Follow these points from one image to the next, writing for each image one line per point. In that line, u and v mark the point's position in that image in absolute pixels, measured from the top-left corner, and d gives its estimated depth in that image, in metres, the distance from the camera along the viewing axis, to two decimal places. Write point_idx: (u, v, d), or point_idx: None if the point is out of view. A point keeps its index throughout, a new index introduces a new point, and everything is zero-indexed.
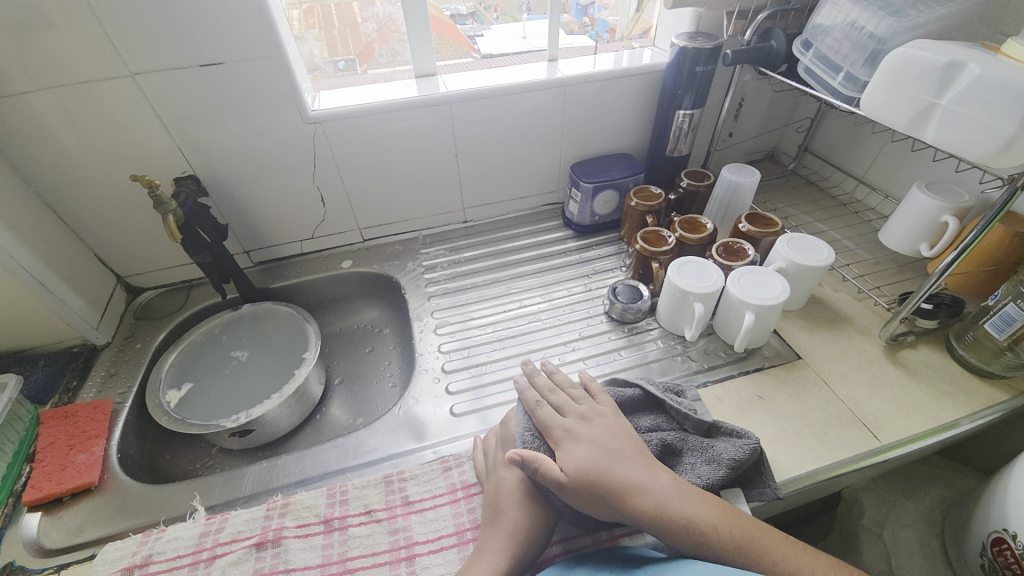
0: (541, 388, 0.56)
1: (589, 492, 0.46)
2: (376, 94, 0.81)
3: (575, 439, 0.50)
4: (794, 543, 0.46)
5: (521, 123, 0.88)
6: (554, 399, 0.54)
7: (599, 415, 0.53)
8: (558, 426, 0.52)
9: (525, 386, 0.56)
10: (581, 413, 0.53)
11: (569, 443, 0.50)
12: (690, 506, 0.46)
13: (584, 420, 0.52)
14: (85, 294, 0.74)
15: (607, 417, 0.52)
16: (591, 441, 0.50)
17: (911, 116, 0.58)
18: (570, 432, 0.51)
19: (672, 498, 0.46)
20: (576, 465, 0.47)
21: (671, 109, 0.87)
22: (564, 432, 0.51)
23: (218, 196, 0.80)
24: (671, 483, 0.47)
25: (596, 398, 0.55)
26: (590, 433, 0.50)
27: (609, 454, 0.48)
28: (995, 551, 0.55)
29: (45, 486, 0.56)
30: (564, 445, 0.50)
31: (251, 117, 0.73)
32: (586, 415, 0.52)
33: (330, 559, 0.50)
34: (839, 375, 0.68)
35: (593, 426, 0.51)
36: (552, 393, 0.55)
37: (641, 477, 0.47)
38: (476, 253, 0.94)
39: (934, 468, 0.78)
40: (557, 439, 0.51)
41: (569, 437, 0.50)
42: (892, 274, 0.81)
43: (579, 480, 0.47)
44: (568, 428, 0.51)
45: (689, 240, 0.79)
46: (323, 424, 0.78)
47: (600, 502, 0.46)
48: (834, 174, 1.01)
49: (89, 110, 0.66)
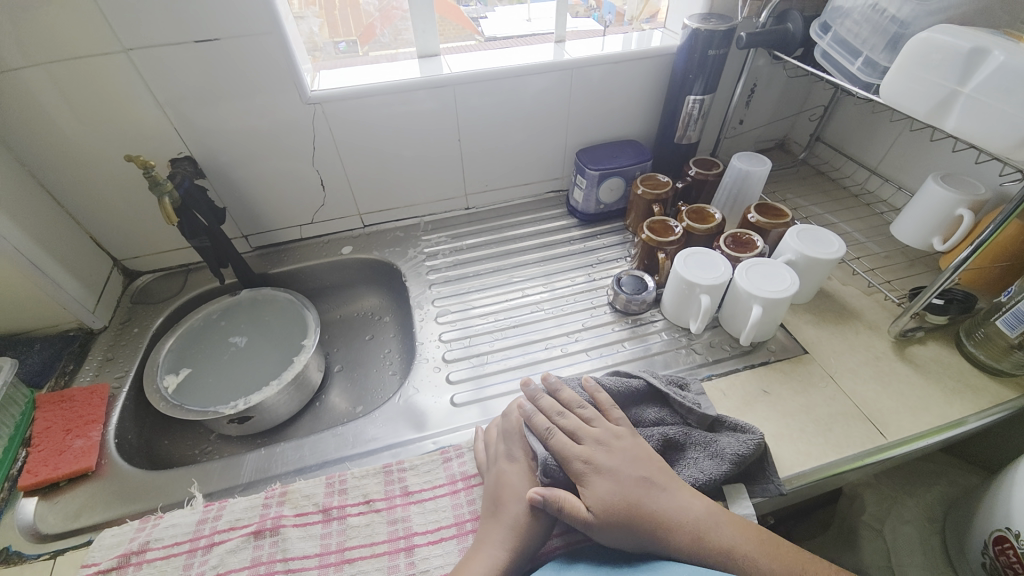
0: (549, 412, 0.53)
1: (620, 527, 0.45)
2: (377, 75, 0.78)
3: (596, 471, 0.48)
4: (836, 571, 0.44)
5: (527, 106, 0.85)
6: (565, 423, 0.52)
7: (617, 438, 0.50)
8: (578, 458, 0.49)
9: (530, 412, 0.53)
10: (598, 438, 0.50)
11: (593, 478, 0.48)
12: (728, 536, 0.44)
13: (601, 445, 0.50)
14: (81, 277, 0.73)
15: (627, 441, 0.50)
16: (614, 471, 0.48)
17: (931, 105, 0.56)
18: (591, 463, 0.48)
19: (708, 528, 0.45)
20: (603, 502, 0.46)
21: (681, 95, 0.84)
22: (584, 464, 0.48)
23: (215, 178, 0.78)
24: (707, 512, 0.46)
25: (607, 412, 0.53)
26: (611, 462, 0.48)
27: (636, 483, 0.47)
28: (997, 549, 0.55)
29: (42, 470, 0.56)
30: (587, 479, 0.48)
31: (249, 97, 0.71)
32: (602, 438, 0.50)
33: (328, 548, 0.50)
34: (846, 371, 0.67)
35: (613, 453, 0.49)
36: (562, 416, 0.52)
37: (674, 507, 0.46)
38: (478, 241, 0.92)
39: (937, 465, 0.78)
40: (579, 474, 0.48)
41: (592, 471, 0.48)
42: (902, 268, 0.80)
43: (607, 518, 0.45)
44: (588, 460, 0.49)
45: (697, 230, 0.77)
46: (322, 411, 0.77)
47: (633, 536, 0.45)
48: (847, 165, 0.98)
49: (83, 89, 0.64)
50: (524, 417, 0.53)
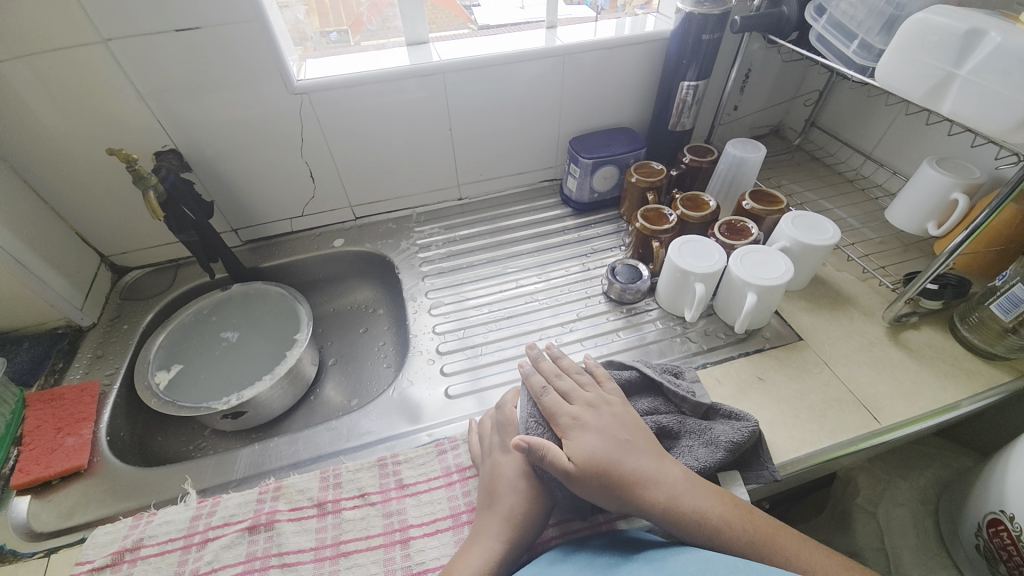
0: (547, 373, 0.54)
1: (598, 483, 0.45)
2: (365, 64, 0.77)
3: (583, 427, 0.49)
4: (804, 540, 0.45)
5: (519, 95, 0.84)
6: (560, 386, 0.52)
7: (608, 403, 0.51)
8: (566, 414, 0.50)
9: (529, 371, 0.54)
10: (589, 401, 0.51)
11: (577, 432, 0.48)
12: (702, 499, 0.45)
13: (592, 408, 0.51)
14: (68, 274, 0.72)
15: (616, 406, 0.51)
16: (601, 429, 0.48)
17: (928, 88, 0.55)
18: (577, 420, 0.49)
19: (684, 491, 0.45)
20: (585, 454, 0.46)
21: (674, 81, 0.83)
22: (571, 420, 0.49)
23: (202, 171, 0.76)
24: (682, 475, 0.46)
25: (603, 384, 0.54)
26: (597, 421, 0.49)
27: (619, 444, 0.47)
28: (991, 531, 0.56)
29: (34, 469, 0.55)
30: (571, 433, 0.48)
31: (234, 89, 0.70)
32: (594, 402, 0.51)
33: (324, 542, 0.50)
34: (840, 357, 0.67)
35: (602, 415, 0.50)
36: (560, 379, 0.53)
37: (652, 468, 0.46)
38: (472, 232, 0.91)
39: (930, 448, 0.78)
40: (564, 427, 0.49)
41: (578, 426, 0.49)
42: (897, 254, 0.80)
43: (587, 471, 0.46)
44: (576, 416, 0.50)
45: (691, 218, 0.76)
46: (317, 405, 0.77)
47: (609, 493, 0.45)
48: (841, 150, 0.98)
49: (64, 81, 0.62)
50: (523, 376, 0.54)
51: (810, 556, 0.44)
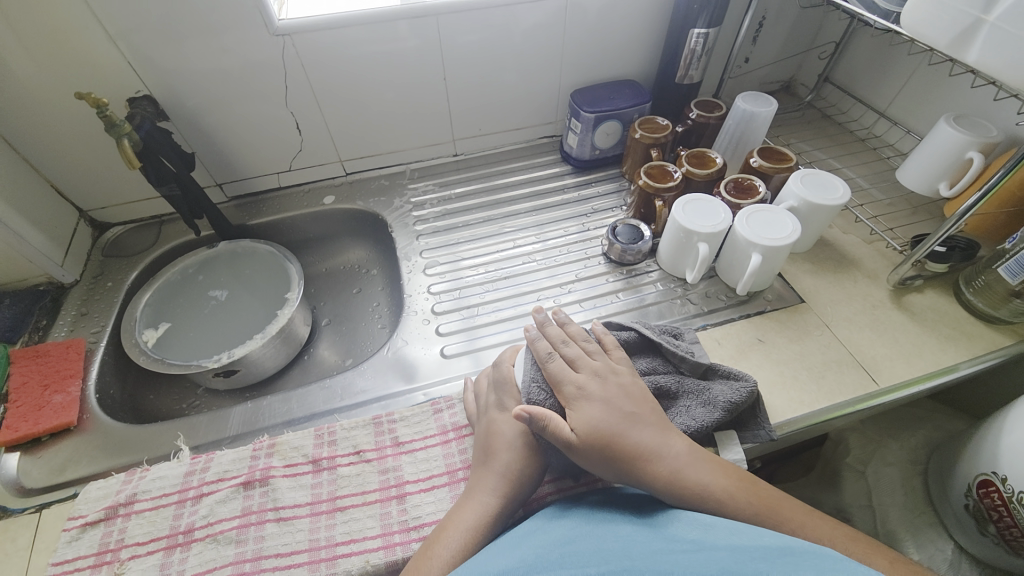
0: (553, 339, 0.52)
1: (599, 455, 0.45)
2: (352, 4, 0.71)
3: (586, 397, 0.47)
4: (811, 510, 0.46)
5: (518, 43, 0.79)
6: (567, 352, 0.51)
7: (615, 372, 0.49)
8: (570, 384, 0.48)
9: (535, 337, 0.53)
10: (595, 369, 0.49)
11: (580, 403, 0.47)
12: (706, 472, 0.45)
13: (597, 376, 0.49)
14: (47, 229, 0.69)
15: (624, 377, 0.49)
16: (605, 401, 0.47)
17: (956, 34, 0.51)
18: (581, 390, 0.48)
19: (688, 465, 0.44)
20: (588, 425, 0.45)
21: (684, 28, 0.78)
22: (575, 390, 0.48)
23: (181, 121, 0.72)
24: (686, 449, 0.46)
25: (611, 352, 0.52)
26: (602, 393, 0.47)
27: (624, 417, 0.46)
28: (981, 492, 0.57)
29: (21, 426, 0.54)
30: (574, 403, 0.47)
31: (212, 31, 0.64)
32: (601, 371, 0.49)
33: (319, 497, 0.50)
34: (842, 319, 0.66)
35: (607, 384, 0.48)
36: (566, 345, 0.52)
37: (654, 441, 0.45)
38: (468, 190, 0.88)
39: (922, 410, 0.79)
40: (568, 397, 0.48)
41: (581, 396, 0.47)
42: (905, 216, 0.77)
43: (589, 442, 0.45)
44: (580, 385, 0.48)
45: (696, 176, 0.73)
46: (311, 365, 0.76)
47: (610, 464, 0.45)
48: (854, 108, 0.93)
49: (24, 17, 0.57)
50: (528, 342, 0.53)
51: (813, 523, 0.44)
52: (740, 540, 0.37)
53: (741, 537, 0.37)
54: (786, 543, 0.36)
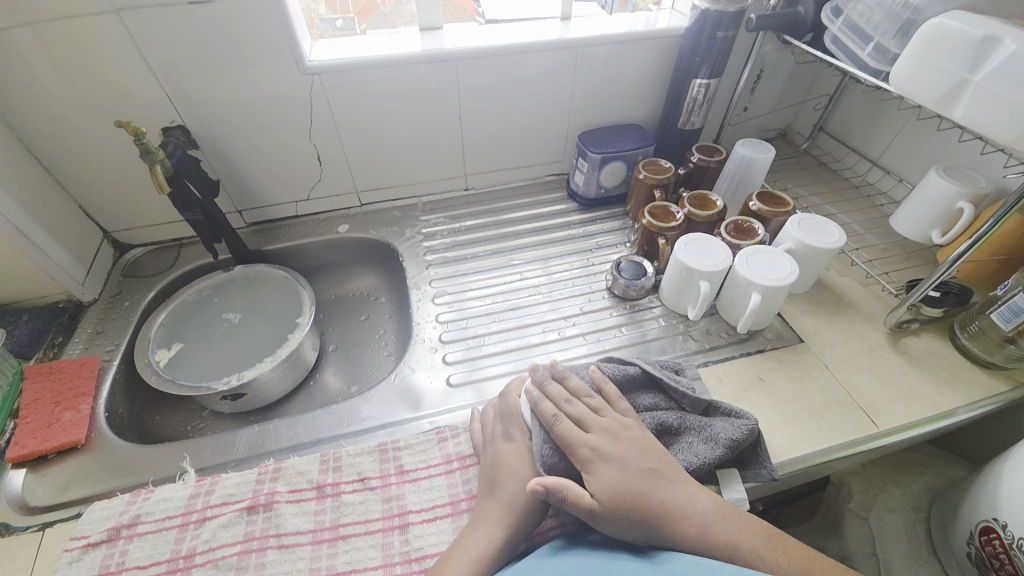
0: (557, 399, 0.52)
1: (628, 519, 0.44)
2: (376, 47, 0.76)
3: (603, 459, 0.47)
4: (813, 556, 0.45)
5: (530, 86, 0.83)
6: (572, 411, 0.51)
7: (627, 429, 0.50)
8: (584, 446, 0.48)
9: (538, 398, 0.52)
10: (605, 427, 0.50)
11: (598, 465, 0.47)
12: (733, 530, 0.45)
13: (609, 435, 0.49)
14: (71, 248, 0.71)
15: (635, 433, 0.50)
16: (621, 461, 0.47)
17: (940, 94, 0.55)
18: (596, 451, 0.48)
19: (716, 522, 0.45)
20: (609, 490, 0.45)
21: (687, 78, 0.82)
22: (591, 451, 0.48)
23: (209, 150, 0.76)
24: (712, 506, 0.46)
25: (615, 403, 0.53)
26: (617, 452, 0.48)
27: (645, 474, 0.46)
28: (983, 539, 0.56)
29: (30, 443, 0.55)
30: (592, 466, 0.47)
31: (245, 69, 0.69)
32: (612, 429, 0.50)
33: (322, 525, 0.50)
34: (840, 360, 0.67)
35: (621, 442, 0.49)
36: (570, 403, 0.51)
37: (683, 500, 0.45)
38: (477, 223, 0.91)
39: (923, 455, 0.79)
40: (583, 460, 0.47)
41: (597, 458, 0.47)
42: (899, 261, 0.80)
43: (614, 508, 0.44)
44: (594, 447, 0.48)
45: (698, 218, 0.76)
46: (316, 390, 0.77)
47: (637, 527, 0.44)
48: (849, 157, 0.98)
49: (70, 49, 0.61)
50: (531, 403, 0.52)
51: (819, 566, 0.44)
52: None
53: None
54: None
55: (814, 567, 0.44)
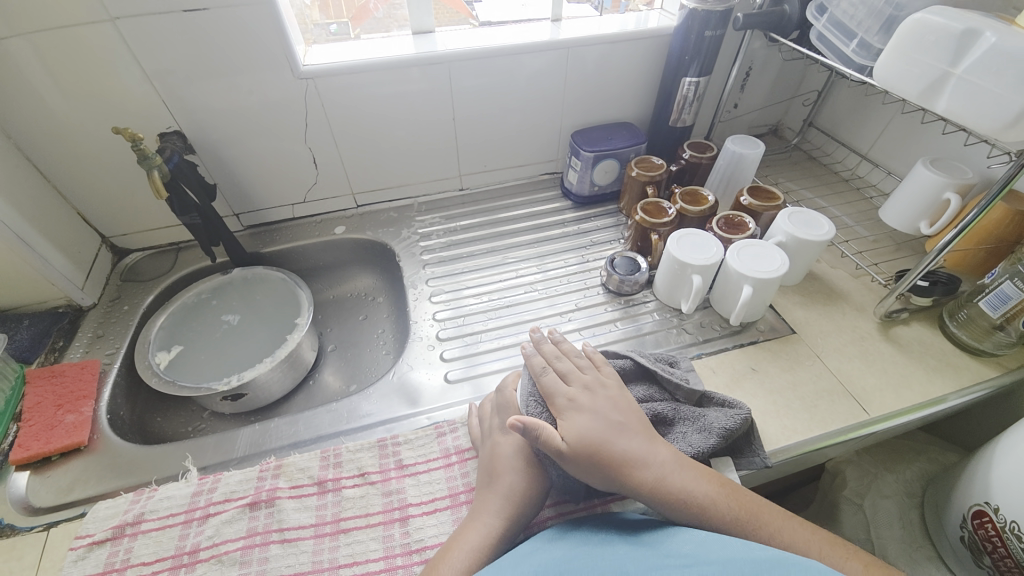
0: (547, 356, 0.55)
1: (591, 463, 0.45)
2: (370, 51, 0.77)
3: (578, 409, 0.49)
4: (790, 517, 0.46)
5: (523, 86, 0.84)
6: (560, 366, 0.53)
7: (604, 386, 0.51)
8: (562, 396, 0.50)
9: (530, 353, 0.55)
10: (587, 383, 0.51)
11: (572, 414, 0.49)
12: (689, 480, 0.46)
13: (588, 391, 0.51)
14: (70, 253, 0.72)
15: (612, 391, 0.51)
16: (594, 412, 0.49)
17: (923, 86, 0.56)
18: (573, 401, 0.50)
19: (673, 472, 0.46)
20: (577, 435, 0.47)
21: (677, 76, 0.84)
22: (567, 401, 0.50)
23: (206, 155, 0.77)
24: (671, 457, 0.47)
25: (601, 367, 0.54)
26: (593, 405, 0.49)
27: (613, 427, 0.47)
28: (976, 523, 0.57)
29: (34, 445, 0.55)
30: (567, 414, 0.49)
31: (241, 75, 0.70)
32: (591, 385, 0.51)
33: (324, 519, 0.51)
34: (832, 349, 0.68)
35: (597, 397, 0.50)
36: (559, 360, 0.54)
37: (643, 449, 0.46)
38: (473, 222, 0.92)
39: (916, 442, 0.81)
40: (560, 408, 0.50)
41: (573, 407, 0.49)
42: (889, 252, 0.81)
43: (579, 451, 0.46)
44: (572, 398, 0.50)
45: (690, 213, 0.78)
46: (315, 389, 0.78)
47: (598, 471, 0.45)
48: (838, 150, 0.99)
49: (68, 57, 0.62)
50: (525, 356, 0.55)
51: (770, 515, 0.45)
52: (732, 552, 0.38)
53: (734, 549, 0.39)
54: (780, 556, 0.37)
55: (765, 516, 0.45)
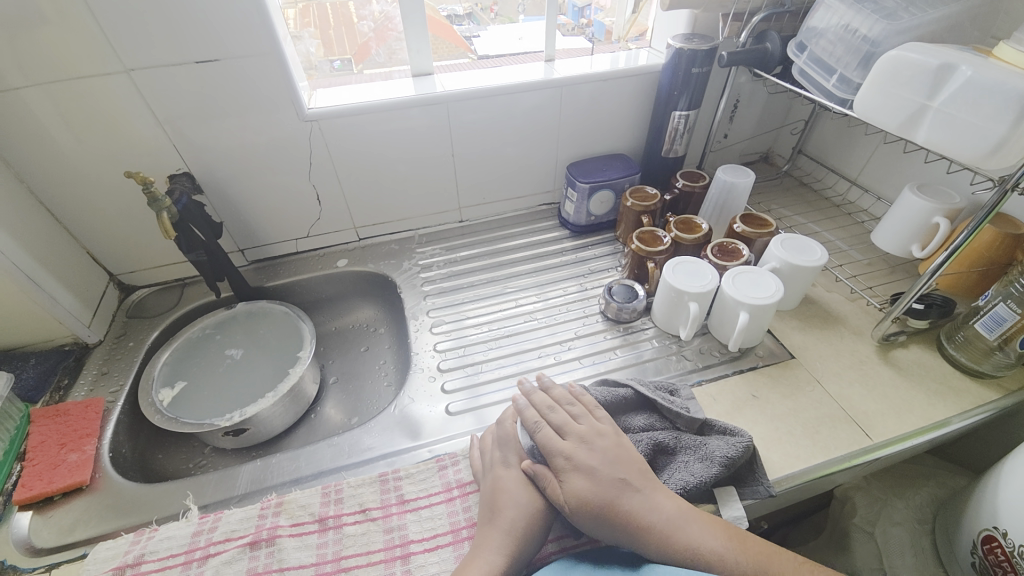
0: (540, 407, 0.55)
1: (595, 520, 0.47)
2: (371, 93, 0.80)
3: (576, 468, 0.49)
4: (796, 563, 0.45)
5: (519, 120, 0.87)
6: (553, 419, 0.53)
7: (600, 437, 0.51)
8: (560, 454, 0.50)
9: (522, 407, 0.55)
10: (582, 435, 0.51)
11: (571, 474, 0.49)
12: (696, 533, 0.45)
13: (584, 443, 0.51)
14: (78, 292, 0.74)
15: (608, 440, 0.51)
16: (592, 470, 0.49)
17: (902, 119, 0.58)
18: (570, 460, 0.50)
19: (679, 526, 0.46)
20: (579, 497, 0.47)
21: (666, 110, 0.87)
22: (566, 460, 0.50)
23: (213, 194, 0.79)
24: (677, 510, 0.47)
25: (593, 411, 0.54)
26: (590, 461, 0.49)
27: (613, 484, 0.48)
28: (986, 548, 0.56)
29: (36, 485, 0.56)
30: (565, 475, 0.49)
31: (247, 116, 0.73)
32: (587, 437, 0.51)
33: (324, 557, 0.50)
34: (831, 374, 0.68)
35: (594, 452, 0.50)
36: (553, 412, 0.54)
37: (647, 507, 0.47)
38: (473, 252, 0.94)
39: (924, 467, 0.79)
40: (559, 468, 0.50)
41: (572, 467, 0.49)
42: (884, 275, 0.82)
43: (581, 512, 0.47)
44: (570, 455, 0.50)
45: (685, 241, 0.79)
46: (317, 423, 0.78)
47: (607, 529, 0.46)
48: (828, 176, 1.02)
49: (81, 104, 0.65)
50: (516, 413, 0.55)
51: (779, 565, 0.45)
52: None
53: None
54: None
55: (773, 565, 0.44)
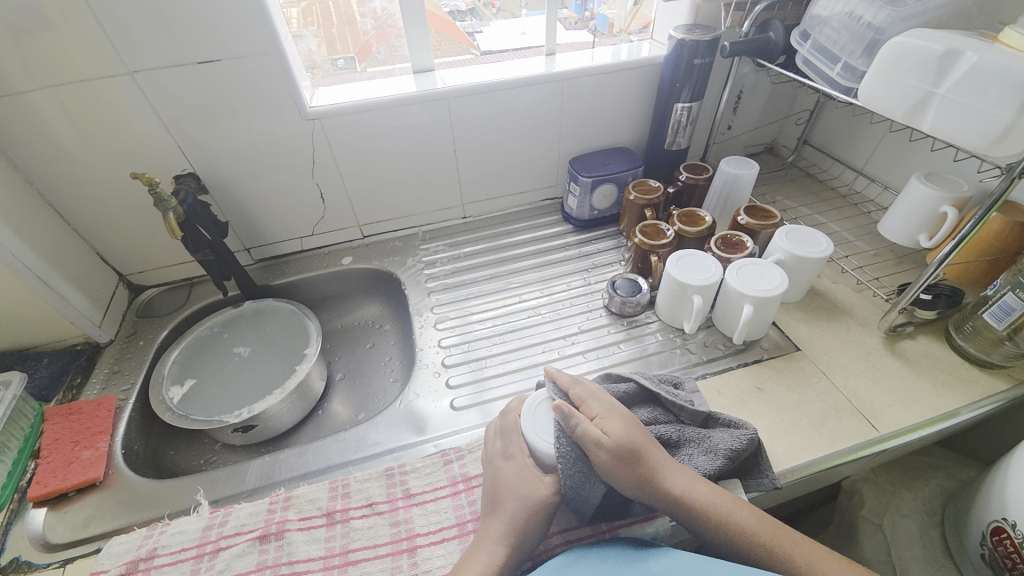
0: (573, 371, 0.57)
1: (624, 461, 0.46)
2: (373, 90, 0.81)
3: (614, 415, 0.50)
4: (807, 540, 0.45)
5: (521, 115, 0.87)
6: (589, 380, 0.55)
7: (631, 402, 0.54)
8: (599, 402, 0.52)
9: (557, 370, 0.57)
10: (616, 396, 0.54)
11: (608, 418, 0.50)
12: (709, 493, 0.46)
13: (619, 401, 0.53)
14: (88, 293, 0.75)
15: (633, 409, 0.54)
16: (629, 418, 0.50)
17: (907, 107, 0.58)
18: (609, 407, 0.51)
19: (693, 484, 0.47)
20: (616, 435, 0.48)
21: (669, 102, 0.86)
22: (604, 407, 0.51)
23: (218, 194, 0.80)
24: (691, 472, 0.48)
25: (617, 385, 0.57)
26: (627, 413, 0.51)
27: (645, 434, 0.49)
28: (995, 540, 0.56)
29: (51, 481, 0.57)
30: (603, 417, 0.50)
31: (250, 117, 0.73)
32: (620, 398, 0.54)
33: (333, 551, 0.51)
34: (837, 366, 0.68)
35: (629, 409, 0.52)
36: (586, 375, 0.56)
37: (668, 462, 0.48)
38: (476, 248, 0.94)
39: (933, 459, 0.79)
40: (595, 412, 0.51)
41: (609, 412, 0.50)
42: (890, 266, 0.81)
43: (617, 448, 0.47)
44: (608, 404, 0.51)
45: (688, 233, 0.79)
46: (324, 419, 0.79)
47: (629, 477, 0.46)
48: (834, 166, 1.00)
49: (87, 107, 0.66)
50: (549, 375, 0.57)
51: (787, 533, 0.45)
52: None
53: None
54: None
55: (781, 533, 0.45)
